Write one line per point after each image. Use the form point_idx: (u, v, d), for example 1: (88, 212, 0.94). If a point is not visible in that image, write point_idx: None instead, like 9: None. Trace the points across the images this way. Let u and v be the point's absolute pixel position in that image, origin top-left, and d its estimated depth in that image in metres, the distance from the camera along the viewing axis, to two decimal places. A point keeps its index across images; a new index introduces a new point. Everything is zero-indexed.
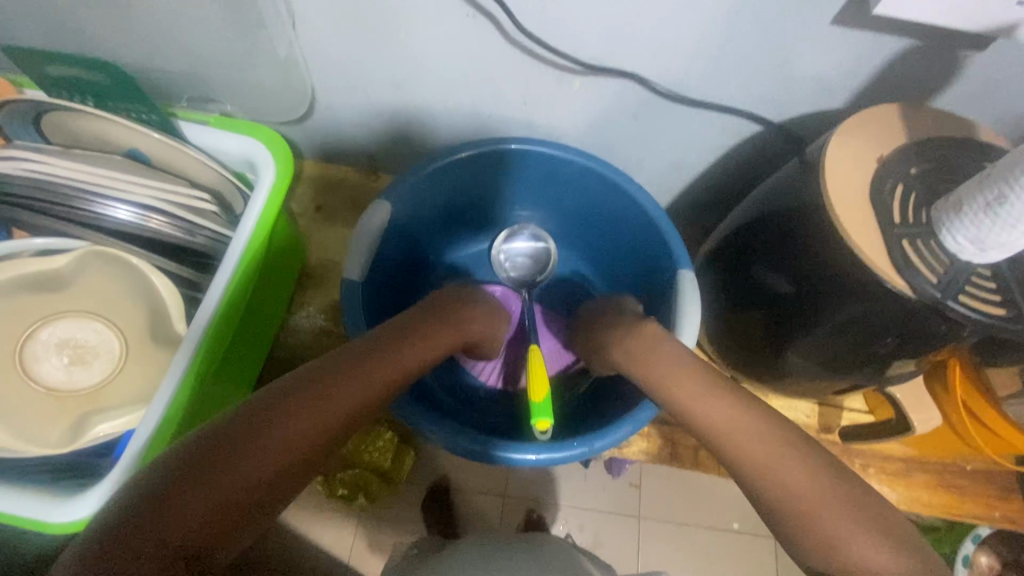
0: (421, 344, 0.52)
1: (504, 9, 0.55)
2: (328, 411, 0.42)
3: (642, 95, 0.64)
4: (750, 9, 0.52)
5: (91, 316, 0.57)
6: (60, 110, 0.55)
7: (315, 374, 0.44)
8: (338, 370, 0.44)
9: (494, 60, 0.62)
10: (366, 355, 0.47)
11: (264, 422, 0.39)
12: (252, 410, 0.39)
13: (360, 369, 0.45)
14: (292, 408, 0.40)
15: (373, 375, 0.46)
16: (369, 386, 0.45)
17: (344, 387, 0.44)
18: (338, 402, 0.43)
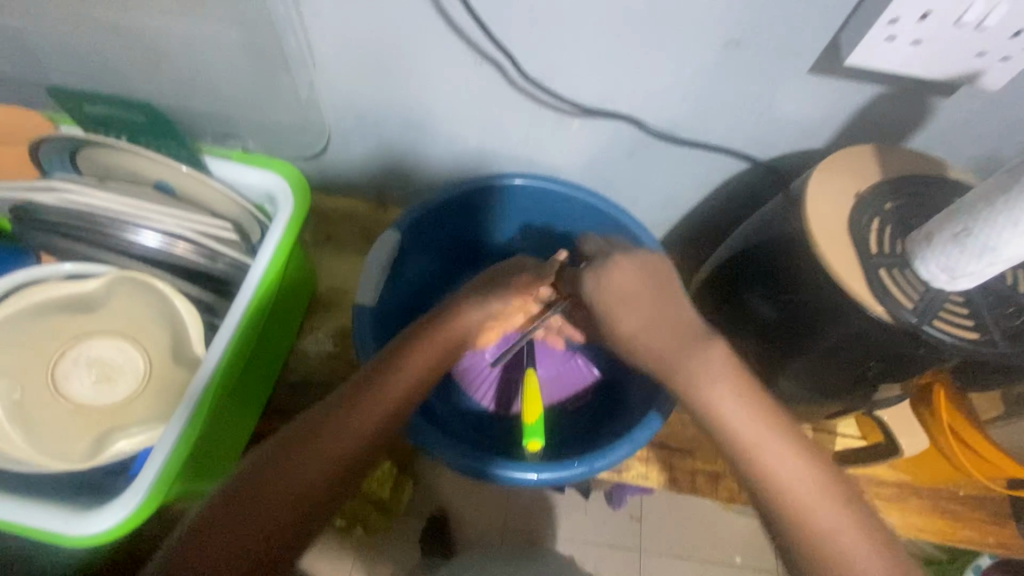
0: (422, 360, 0.53)
1: (509, 57, 0.60)
2: (332, 452, 0.47)
3: (637, 134, 0.69)
4: (734, 59, 0.58)
5: (118, 333, 0.60)
6: (97, 146, 0.59)
7: (317, 417, 0.48)
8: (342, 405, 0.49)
9: (499, 102, 0.67)
10: (365, 388, 0.50)
11: (275, 471, 0.45)
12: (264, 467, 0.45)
13: (359, 405, 0.49)
14: (298, 454, 0.46)
15: (374, 406, 0.49)
16: (372, 419, 0.49)
17: (346, 425, 0.48)
18: (341, 442, 0.47)
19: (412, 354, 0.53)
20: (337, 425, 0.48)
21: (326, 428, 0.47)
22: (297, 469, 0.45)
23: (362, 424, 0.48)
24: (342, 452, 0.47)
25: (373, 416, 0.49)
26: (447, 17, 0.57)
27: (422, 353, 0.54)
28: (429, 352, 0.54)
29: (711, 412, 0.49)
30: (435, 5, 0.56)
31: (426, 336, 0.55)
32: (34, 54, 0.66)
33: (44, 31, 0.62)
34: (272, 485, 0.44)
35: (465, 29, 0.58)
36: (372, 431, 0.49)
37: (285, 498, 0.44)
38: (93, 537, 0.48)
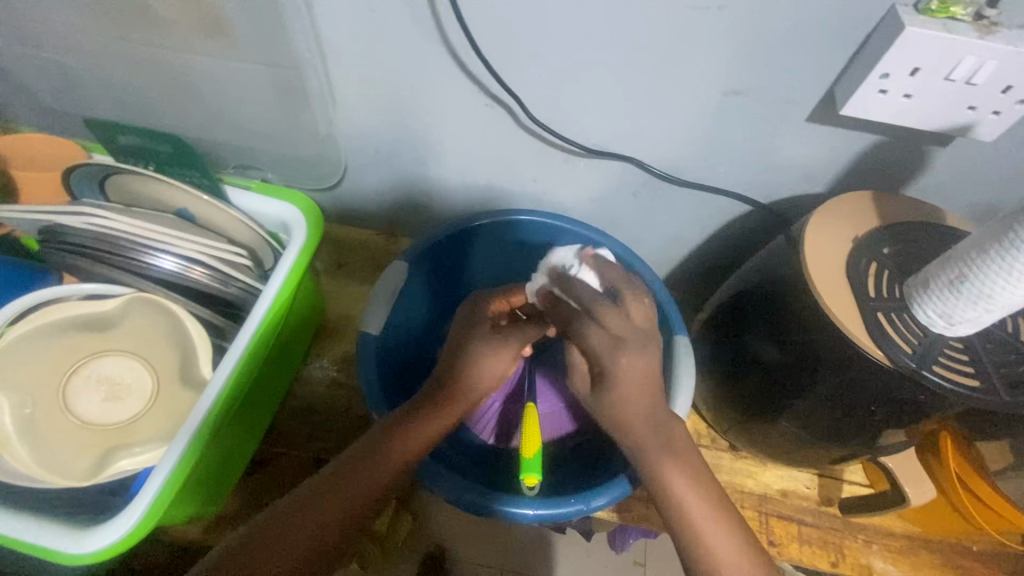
0: (421, 427, 0.56)
1: (518, 99, 0.63)
2: (300, 543, 0.50)
3: (641, 175, 0.71)
4: (732, 107, 0.60)
5: (126, 354, 0.61)
6: (126, 173, 0.63)
7: (290, 507, 0.52)
8: (350, 469, 0.53)
9: (507, 141, 0.70)
10: (341, 475, 0.53)
11: (281, 527, 0.50)
12: (273, 521, 0.51)
13: (333, 491, 0.52)
14: (303, 513, 0.51)
15: (348, 493, 0.52)
16: (367, 485, 0.53)
17: (316, 512, 0.51)
18: (310, 529, 0.50)
19: (395, 437, 0.55)
20: (307, 510, 0.51)
21: (295, 515, 0.51)
22: (264, 558, 0.48)
23: (333, 509, 0.51)
24: (308, 536, 0.50)
25: (344, 502, 0.52)
26: (460, 62, 0.61)
27: (405, 433, 0.55)
28: (415, 431, 0.55)
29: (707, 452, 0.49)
30: (450, 51, 0.60)
31: (414, 415, 0.56)
32: (73, 87, 0.70)
33: (84, 66, 0.67)
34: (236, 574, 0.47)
35: (476, 73, 0.61)
36: (341, 516, 0.52)
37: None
38: (80, 558, 0.48)
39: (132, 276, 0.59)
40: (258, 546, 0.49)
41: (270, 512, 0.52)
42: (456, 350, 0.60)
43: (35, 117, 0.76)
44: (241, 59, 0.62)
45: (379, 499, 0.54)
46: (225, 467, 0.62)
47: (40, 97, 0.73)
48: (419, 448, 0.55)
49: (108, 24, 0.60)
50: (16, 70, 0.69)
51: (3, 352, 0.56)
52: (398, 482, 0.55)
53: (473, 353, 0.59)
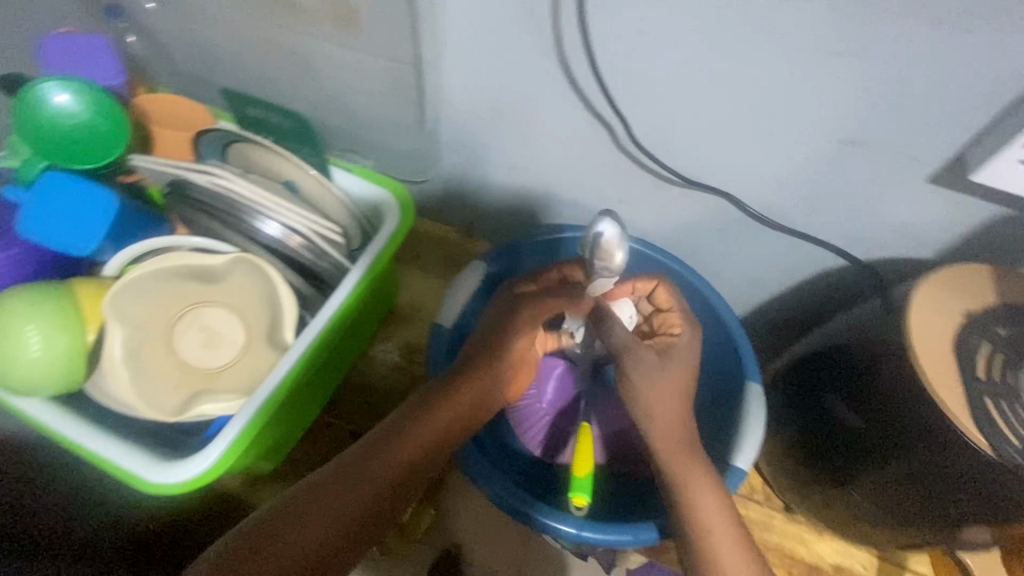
0: (448, 408, 0.57)
1: (622, 121, 0.63)
2: (341, 510, 0.50)
3: (733, 212, 0.69)
4: (845, 156, 0.58)
5: (228, 308, 0.65)
6: (248, 142, 0.68)
7: (321, 484, 0.51)
8: (384, 444, 0.54)
9: (601, 160, 0.70)
10: (371, 452, 0.53)
11: (319, 499, 0.50)
12: (309, 493, 0.51)
13: (369, 466, 0.52)
14: (342, 486, 0.51)
15: (377, 468, 0.53)
16: (399, 463, 0.53)
17: (353, 485, 0.51)
18: (350, 499, 0.51)
19: (424, 414, 0.56)
20: (343, 484, 0.51)
21: (332, 490, 0.51)
22: (302, 527, 0.48)
23: (370, 484, 0.52)
24: (348, 509, 0.50)
25: (373, 481, 0.52)
26: (571, 78, 0.62)
27: (432, 414, 0.56)
28: (440, 414, 0.56)
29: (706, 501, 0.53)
30: (562, 66, 0.61)
31: (437, 398, 0.57)
32: (209, 56, 0.76)
33: (225, 39, 0.72)
34: (263, 549, 0.47)
35: (585, 90, 0.62)
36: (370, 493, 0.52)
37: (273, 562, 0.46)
38: (162, 488, 0.52)
39: (239, 236, 0.63)
40: (297, 515, 0.49)
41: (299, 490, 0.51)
42: (481, 340, 0.61)
43: (170, 80, 0.84)
44: (363, 48, 0.66)
45: (406, 480, 0.54)
46: (287, 427, 0.65)
47: (179, 61, 0.80)
48: (445, 430, 0.56)
49: (256, 5, 0.65)
50: (165, 35, 0.76)
51: (127, 288, 0.59)
52: (426, 466, 0.55)
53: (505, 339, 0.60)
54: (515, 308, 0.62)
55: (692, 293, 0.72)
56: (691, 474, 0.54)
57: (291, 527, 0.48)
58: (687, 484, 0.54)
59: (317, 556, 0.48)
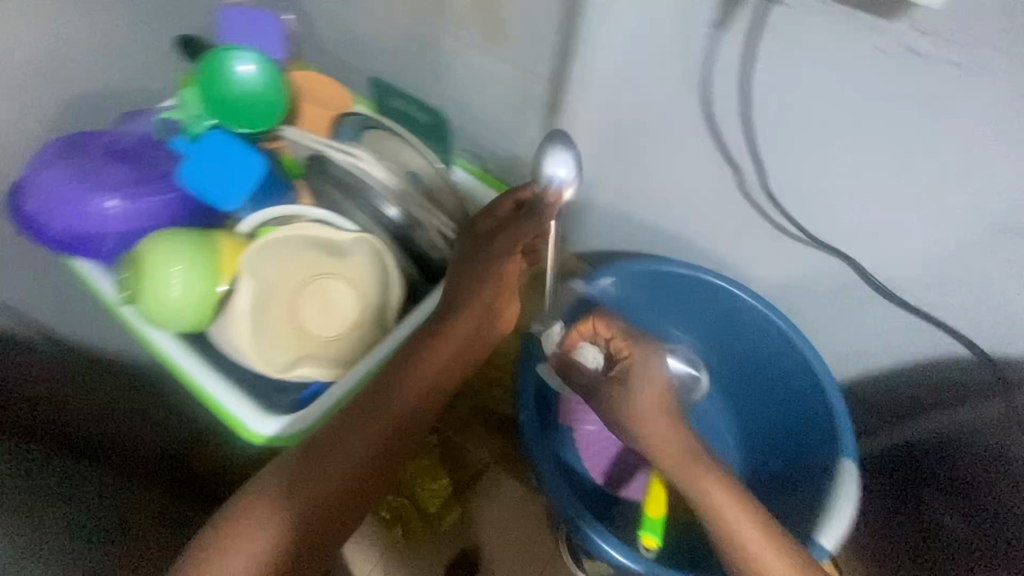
0: (451, 339, 0.58)
1: (757, 165, 0.62)
2: (369, 435, 0.53)
3: (851, 278, 0.67)
4: (999, 241, 0.55)
5: (343, 284, 0.66)
6: (383, 129, 0.72)
7: (317, 446, 0.52)
8: (396, 371, 0.56)
9: (719, 202, 0.69)
10: (364, 409, 0.54)
11: (344, 429, 0.53)
12: (335, 425, 0.54)
13: (388, 393, 0.55)
14: (362, 415, 0.54)
15: (383, 415, 0.54)
16: (415, 389, 0.56)
17: (376, 413, 0.54)
18: (376, 425, 0.54)
19: (430, 345, 0.57)
20: (365, 412, 0.54)
21: (355, 420, 0.54)
22: (336, 455, 0.52)
23: (392, 409, 0.55)
24: (375, 433, 0.54)
25: (371, 440, 0.53)
26: (711, 116, 0.61)
27: (417, 369, 0.56)
28: (420, 369, 0.56)
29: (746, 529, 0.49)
30: (705, 103, 0.60)
31: (434, 334, 0.58)
32: (353, 49, 0.80)
33: (373, 29, 0.76)
34: (275, 511, 0.49)
35: (723, 129, 0.61)
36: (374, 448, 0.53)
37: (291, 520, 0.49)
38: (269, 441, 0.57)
39: (363, 215, 0.67)
40: (328, 446, 0.53)
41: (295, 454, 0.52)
42: (459, 281, 0.59)
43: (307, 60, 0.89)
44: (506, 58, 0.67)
45: (404, 431, 0.56)
46: None
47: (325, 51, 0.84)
48: (453, 361, 0.58)
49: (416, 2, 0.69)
50: (318, 19, 0.80)
51: (261, 250, 0.63)
52: (418, 417, 0.57)
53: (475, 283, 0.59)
54: (483, 242, 0.59)
55: (793, 354, 0.70)
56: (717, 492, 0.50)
57: (324, 455, 0.52)
58: (706, 490, 0.50)
59: (356, 477, 0.53)
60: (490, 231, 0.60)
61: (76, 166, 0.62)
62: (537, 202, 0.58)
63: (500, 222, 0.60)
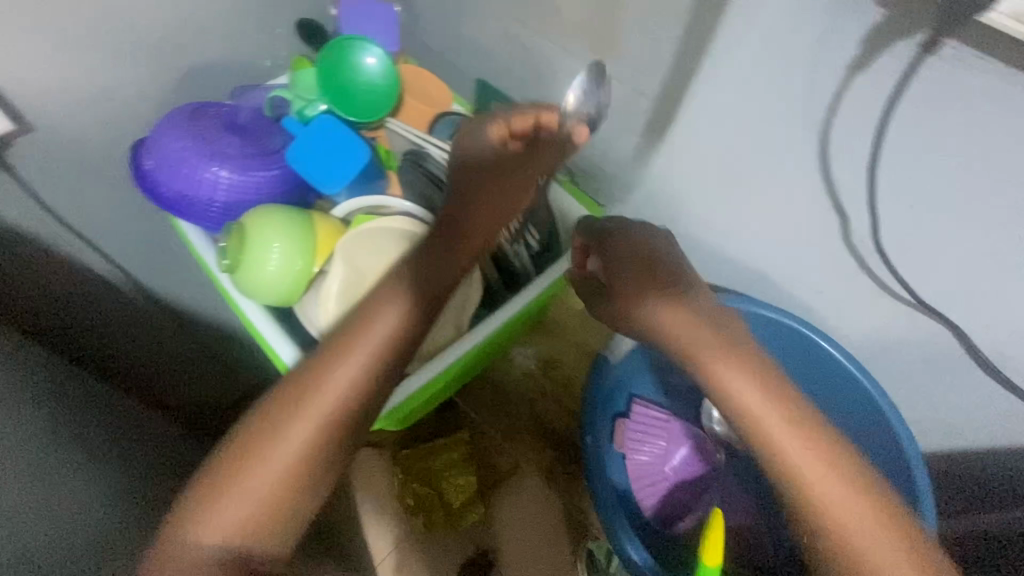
0: (462, 245, 0.61)
1: (870, 218, 0.59)
2: (388, 331, 0.55)
3: (952, 348, 0.64)
4: None
5: (425, 283, 0.65)
6: None
7: (317, 365, 0.54)
8: (411, 272, 0.59)
9: (818, 249, 0.66)
10: (289, 402, 0.52)
11: (360, 329, 0.55)
12: (351, 327, 0.55)
13: (407, 289, 0.58)
14: (377, 315, 0.56)
15: (399, 310, 0.56)
16: (431, 283, 0.59)
17: (392, 311, 0.56)
18: (395, 323, 0.56)
19: (444, 247, 0.61)
20: (381, 311, 0.56)
21: (372, 320, 0.55)
22: (356, 353, 0.54)
23: (409, 306, 0.57)
24: (394, 329, 0.55)
25: (300, 436, 0.51)
26: (826, 164, 0.59)
27: (427, 264, 0.60)
28: (334, 362, 0.53)
29: (808, 469, 0.51)
30: (823, 149, 0.58)
31: (445, 242, 0.61)
32: (458, 50, 0.82)
33: (481, 33, 0.77)
34: (216, 514, 0.50)
35: (838, 177, 0.59)
36: (304, 445, 0.51)
37: (233, 520, 0.50)
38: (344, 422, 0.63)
39: None
40: (345, 346, 0.54)
41: (226, 452, 0.52)
42: (462, 204, 0.61)
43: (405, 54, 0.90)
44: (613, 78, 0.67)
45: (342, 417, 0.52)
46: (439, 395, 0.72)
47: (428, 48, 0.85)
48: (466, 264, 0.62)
49: (533, 13, 0.69)
50: (426, 17, 0.82)
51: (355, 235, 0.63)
52: (353, 401, 0.53)
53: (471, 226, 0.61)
54: (496, 160, 0.61)
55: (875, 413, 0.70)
56: (779, 417, 0.52)
57: (338, 357, 0.54)
58: (759, 412, 0.53)
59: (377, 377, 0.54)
60: (497, 145, 0.60)
61: (195, 130, 0.65)
62: (558, 133, 0.61)
63: (514, 137, 0.60)
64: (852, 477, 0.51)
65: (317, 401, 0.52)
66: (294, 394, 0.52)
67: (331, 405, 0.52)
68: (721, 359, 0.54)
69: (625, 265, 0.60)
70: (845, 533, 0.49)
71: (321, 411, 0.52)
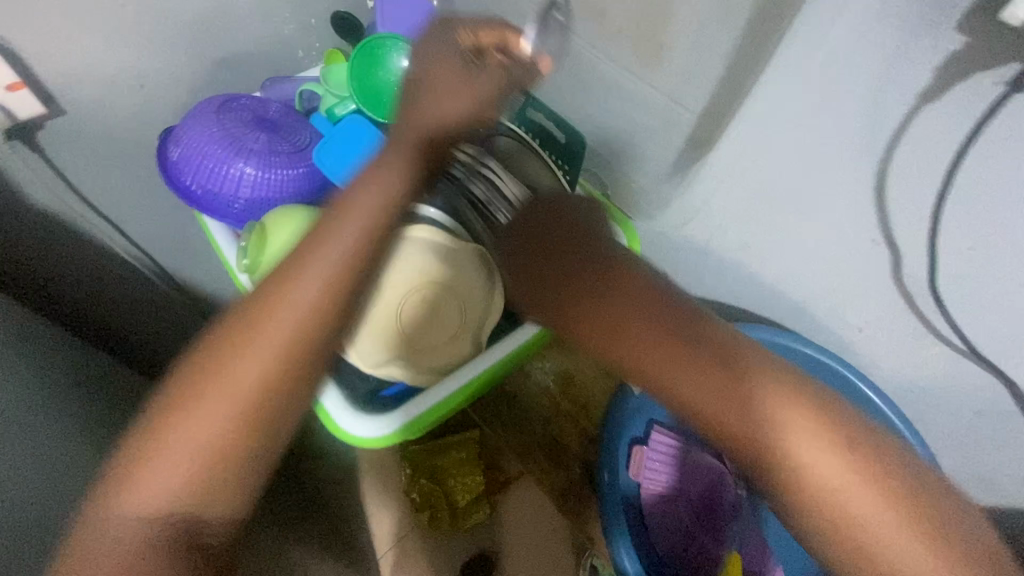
0: (416, 165, 0.51)
1: (926, 257, 0.56)
2: (330, 258, 0.46)
3: (1000, 398, 0.61)
4: None
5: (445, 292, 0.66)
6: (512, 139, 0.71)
7: (253, 304, 0.45)
8: (354, 193, 0.48)
9: (861, 284, 0.63)
10: (224, 346, 0.44)
11: (298, 260, 0.46)
12: (290, 258, 0.46)
13: (352, 214, 0.48)
14: (318, 240, 0.46)
15: (342, 233, 0.47)
16: (375, 210, 0.48)
17: (337, 239, 0.46)
18: (340, 251, 0.46)
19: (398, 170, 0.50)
20: (324, 237, 0.47)
21: (312, 248, 0.46)
22: (296, 287, 0.45)
23: (357, 232, 0.47)
24: (337, 255, 0.46)
25: (246, 386, 0.43)
26: (881, 197, 0.55)
27: (376, 186, 0.49)
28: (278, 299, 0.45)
29: (803, 459, 0.42)
30: (879, 181, 0.54)
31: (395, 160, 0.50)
32: None
33: None
34: (149, 483, 0.42)
35: (893, 212, 0.55)
36: (251, 400, 0.43)
37: (176, 490, 0.42)
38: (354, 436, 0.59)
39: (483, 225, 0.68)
40: (282, 277, 0.45)
41: (156, 406, 0.44)
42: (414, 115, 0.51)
43: None
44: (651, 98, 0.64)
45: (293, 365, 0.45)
46: None
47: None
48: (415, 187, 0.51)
49: None
50: None
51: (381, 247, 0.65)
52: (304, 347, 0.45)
53: (411, 164, 0.50)
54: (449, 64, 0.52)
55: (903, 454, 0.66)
56: (757, 401, 0.44)
57: (275, 292, 0.45)
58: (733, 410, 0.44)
59: (325, 307, 0.45)
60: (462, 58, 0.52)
61: (223, 123, 0.64)
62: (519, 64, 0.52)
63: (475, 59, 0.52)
64: (860, 461, 0.42)
65: (258, 340, 0.44)
66: (229, 340, 0.44)
67: (274, 343, 0.44)
68: (678, 360, 0.46)
69: (573, 242, 0.55)
70: (857, 534, 0.40)
71: (264, 351, 0.44)
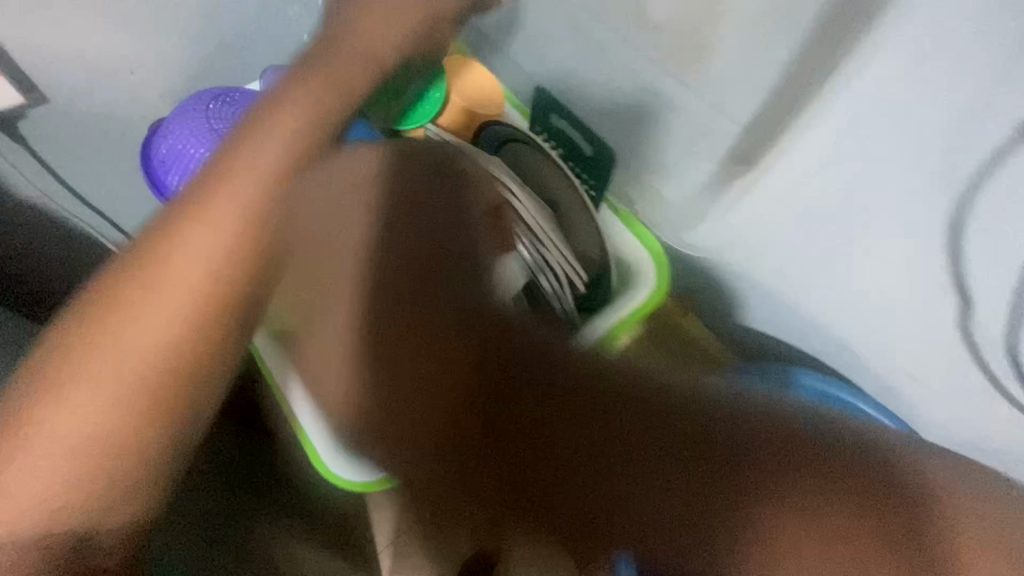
0: (283, 132, 0.50)
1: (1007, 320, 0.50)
2: (212, 234, 0.45)
3: None
4: None
5: None
6: (528, 145, 0.63)
7: (116, 279, 0.43)
8: (226, 172, 0.47)
9: (923, 331, 0.57)
10: (86, 319, 0.42)
11: (175, 241, 0.44)
12: (157, 230, 0.45)
13: (234, 195, 0.46)
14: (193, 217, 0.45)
15: (222, 214, 0.45)
16: (248, 188, 0.46)
17: (216, 216, 0.45)
18: (212, 223, 0.45)
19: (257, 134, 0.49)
20: (201, 213, 0.45)
21: (188, 225, 0.45)
22: (174, 254, 0.44)
23: (235, 205, 0.46)
24: (220, 233, 0.45)
25: (118, 367, 0.41)
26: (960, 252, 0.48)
27: (249, 162, 0.48)
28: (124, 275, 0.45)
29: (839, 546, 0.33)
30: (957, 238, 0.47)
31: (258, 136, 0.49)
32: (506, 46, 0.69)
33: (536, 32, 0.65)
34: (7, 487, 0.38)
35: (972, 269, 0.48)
36: (151, 379, 0.42)
37: (40, 491, 0.38)
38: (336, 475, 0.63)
39: None
40: (152, 254, 0.44)
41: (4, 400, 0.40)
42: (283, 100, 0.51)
43: None
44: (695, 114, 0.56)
45: (203, 345, 0.44)
46: None
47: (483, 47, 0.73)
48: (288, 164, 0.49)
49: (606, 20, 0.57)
50: None
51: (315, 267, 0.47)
52: (215, 320, 0.44)
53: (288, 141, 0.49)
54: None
55: None
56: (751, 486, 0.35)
57: (140, 267, 0.43)
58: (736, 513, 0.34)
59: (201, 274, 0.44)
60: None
61: (200, 119, 0.59)
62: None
63: None
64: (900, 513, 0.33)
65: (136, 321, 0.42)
66: (84, 315, 0.42)
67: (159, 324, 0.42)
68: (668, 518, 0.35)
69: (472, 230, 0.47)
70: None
71: (149, 330, 0.42)
